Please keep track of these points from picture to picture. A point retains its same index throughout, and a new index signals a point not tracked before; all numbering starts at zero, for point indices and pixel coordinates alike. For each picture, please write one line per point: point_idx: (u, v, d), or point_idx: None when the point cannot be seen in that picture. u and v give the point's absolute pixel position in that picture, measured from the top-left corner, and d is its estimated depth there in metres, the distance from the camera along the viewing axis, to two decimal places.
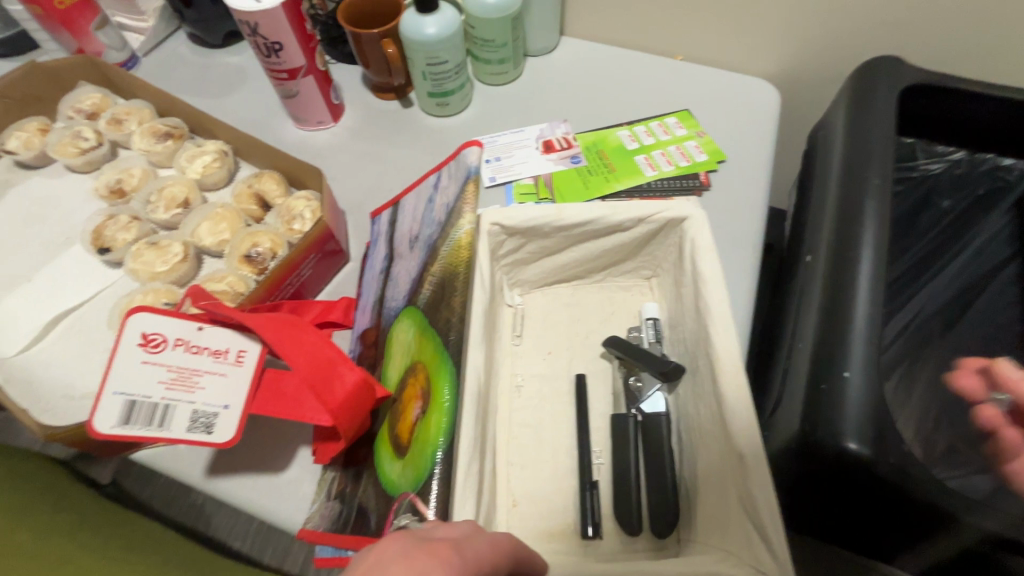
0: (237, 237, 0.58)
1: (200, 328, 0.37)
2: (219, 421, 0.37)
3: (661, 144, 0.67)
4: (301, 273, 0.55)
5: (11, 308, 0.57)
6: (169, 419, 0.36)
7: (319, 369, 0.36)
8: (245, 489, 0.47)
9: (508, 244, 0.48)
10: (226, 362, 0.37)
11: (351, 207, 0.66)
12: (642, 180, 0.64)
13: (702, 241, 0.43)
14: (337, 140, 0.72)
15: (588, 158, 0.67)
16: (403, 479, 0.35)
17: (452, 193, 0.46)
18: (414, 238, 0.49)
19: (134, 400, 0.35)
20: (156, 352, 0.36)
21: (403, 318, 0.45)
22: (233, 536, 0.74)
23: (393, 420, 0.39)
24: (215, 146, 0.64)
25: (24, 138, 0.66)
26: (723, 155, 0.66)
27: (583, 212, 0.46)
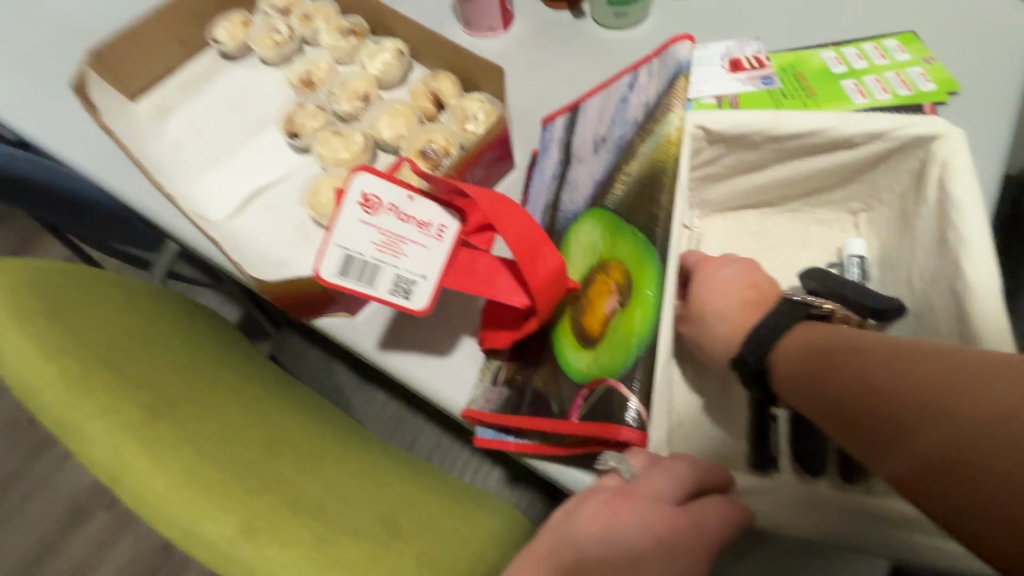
0: (413, 134, 0.60)
1: (411, 197, 0.38)
2: (417, 289, 0.39)
3: (877, 69, 0.58)
4: (474, 171, 0.55)
5: (218, 181, 0.63)
6: (376, 278, 0.38)
7: (527, 248, 0.35)
8: (413, 366, 0.49)
9: (706, 153, 0.44)
10: (429, 234, 0.38)
11: (517, 116, 0.65)
12: (849, 108, 0.56)
13: (960, 163, 0.36)
14: (505, 48, 0.71)
15: (783, 80, 0.59)
16: (597, 369, 0.34)
17: (654, 91, 0.43)
18: (601, 141, 0.47)
19: (350, 256, 0.37)
20: (373, 214, 0.37)
21: (587, 219, 0.43)
22: (369, 419, 0.81)
23: (579, 315, 0.38)
24: (395, 44, 0.65)
25: (229, 29, 0.71)
26: (956, 85, 0.56)
27: (804, 123, 0.40)
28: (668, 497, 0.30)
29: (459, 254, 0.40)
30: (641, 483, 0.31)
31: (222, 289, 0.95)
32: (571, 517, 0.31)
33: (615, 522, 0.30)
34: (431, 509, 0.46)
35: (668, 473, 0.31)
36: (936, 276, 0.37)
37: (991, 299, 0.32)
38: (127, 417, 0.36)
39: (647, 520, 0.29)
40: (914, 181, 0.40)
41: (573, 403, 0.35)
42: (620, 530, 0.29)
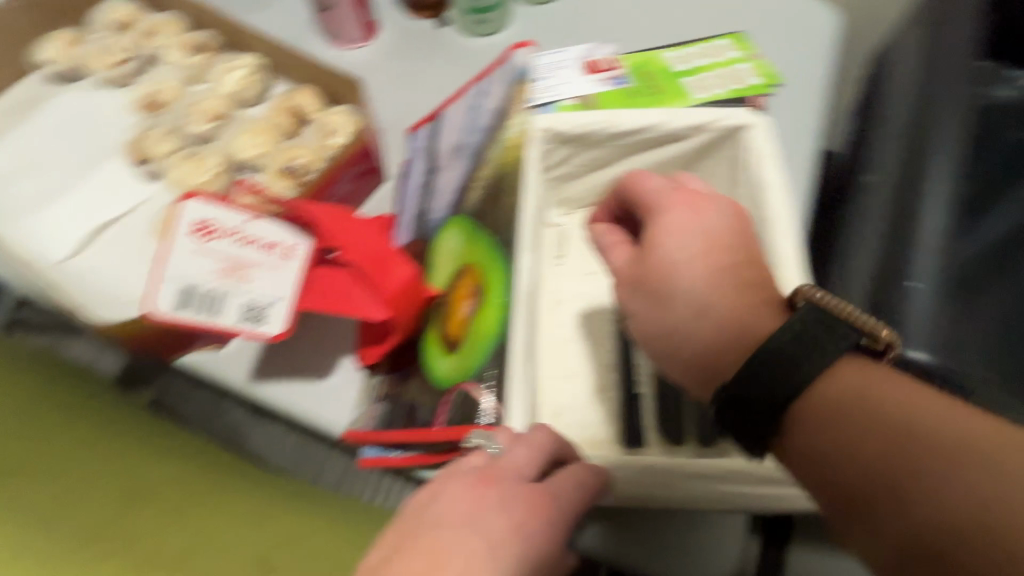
0: (275, 152, 0.57)
1: (250, 219, 0.37)
2: (271, 313, 0.37)
3: (712, 66, 0.63)
4: (339, 188, 0.55)
5: (56, 218, 0.57)
6: (222, 307, 0.36)
7: (373, 259, 0.36)
8: (291, 392, 0.48)
9: (557, 154, 0.46)
10: (276, 255, 0.37)
11: (387, 127, 0.64)
12: (690, 103, 0.61)
13: (764, 149, 0.41)
14: (371, 59, 0.70)
15: (634, 79, 0.63)
16: (456, 371, 0.36)
17: (499, 97, 0.44)
18: (458, 148, 0.47)
19: (188, 287, 0.35)
20: (209, 240, 0.36)
21: (450, 228, 0.43)
22: (271, 452, 0.77)
23: (440, 322, 0.40)
24: (250, 60, 0.62)
25: (56, 50, 0.64)
26: (777, 78, 0.62)
27: (636, 120, 0.43)
28: (528, 471, 0.32)
29: (315, 274, 0.39)
30: (506, 461, 0.31)
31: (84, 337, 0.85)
32: (436, 500, 0.30)
33: (482, 500, 0.30)
34: None
35: (531, 446, 0.32)
36: None
37: (791, 269, 0.37)
38: None
39: (513, 496, 0.30)
40: (735, 167, 0.45)
41: (439, 411, 0.36)
42: (485, 515, 0.29)
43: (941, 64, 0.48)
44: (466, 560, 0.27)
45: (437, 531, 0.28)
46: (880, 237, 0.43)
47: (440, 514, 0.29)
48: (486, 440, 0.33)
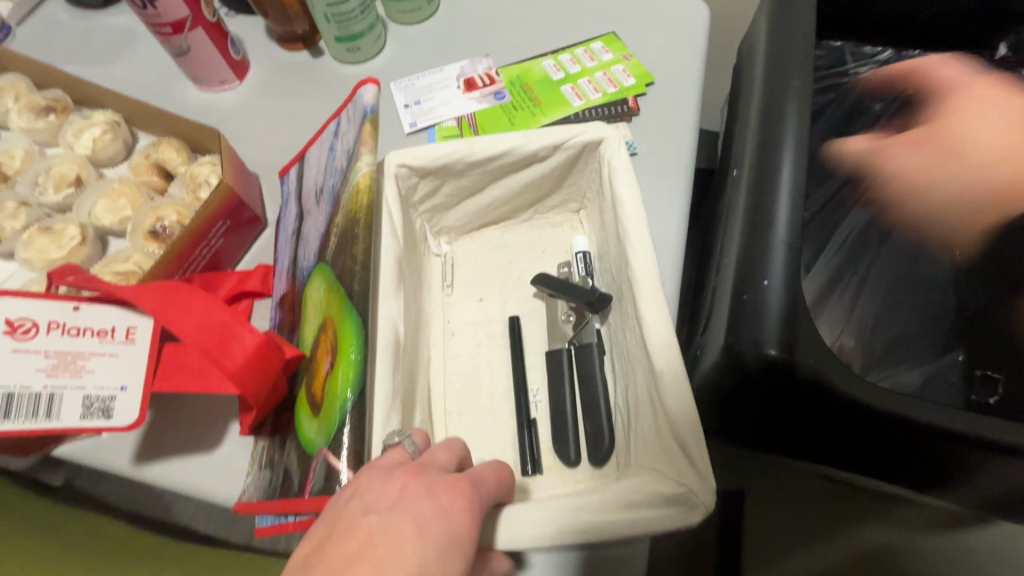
0: (140, 213, 0.54)
1: (77, 307, 0.34)
2: (118, 404, 0.34)
3: (587, 71, 0.64)
4: (212, 241, 0.52)
5: None
6: (57, 407, 0.33)
7: (213, 333, 0.33)
8: (180, 471, 0.45)
9: (422, 187, 0.45)
10: (114, 341, 0.35)
11: (266, 170, 0.62)
12: (569, 111, 0.61)
13: (617, 161, 0.41)
14: (245, 100, 0.67)
15: (512, 93, 0.63)
16: (318, 438, 0.33)
17: (351, 137, 0.43)
18: (320, 191, 0.46)
19: (11, 394, 0.32)
20: (27, 339, 0.33)
21: (315, 276, 0.42)
22: (198, 521, 0.73)
23: (309, 381, 0.37)
24: (103, 117, 0.58)
25: None
26: (651, 76, 0.63)
27: (494, 145, 0.43)
28: (448, 462, 0.30)
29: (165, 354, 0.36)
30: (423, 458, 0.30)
31: None
32: (361, 493, 0.26)
33: (407, 482, 0.27)
34: None
35: (448, 446, 0.31)
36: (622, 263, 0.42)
37: (651, 281, 0.37)
38: None
39: (441, 475, 0.28)
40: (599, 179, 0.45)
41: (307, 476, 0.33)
42: (416, 498, 0.26)
43: (784, 50, 0.49)
44: (401, 537, 0.24)
45: (363, 519, 0.24)
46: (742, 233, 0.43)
47: (366, 505, 0.25)
48: (404, 437, 0.32)
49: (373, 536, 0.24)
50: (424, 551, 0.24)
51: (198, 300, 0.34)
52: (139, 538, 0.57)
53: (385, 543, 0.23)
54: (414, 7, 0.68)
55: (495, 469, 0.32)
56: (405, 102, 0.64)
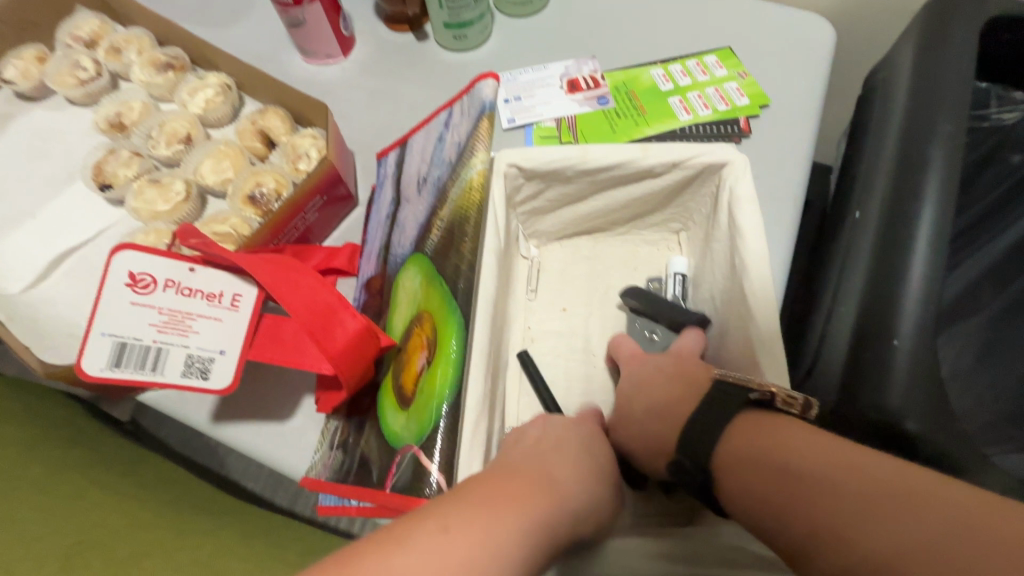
0: (241, 177, 0.55)
1: (193, 269, 0.35)
2: (216, 367, 0.35)
3: (698, 85, 0.61)
4: (307, 216, 0.53)
5: (17, 245, 0.55)
6: (162, 363, 0.34)
7: (321, 313, 0.33)
8: (255, 436, 0.46)
9: (526, 189, 0.44)
10: (221, 306, 0.35)
11: (361, 148, 0.62)
12: (675, 125, 0.58)
13: (742, 189, 0.39)
14: (347, 76, 0.68)
15: (617, 99, 0.61)
16: (406, 435, 0.33)
17: (464, 131, 0.42)
18: (423, 180, 0.45)
19: (125, 342, 0.33)
20: (147, 293, 0.34)
21: (410, 266, 0.41)
22: (247, 476, 0.76)
23: (397, 372, 0.37)
24: (218, 79, 0.60)
25: (21, 67, 0.63)
26: (766, 98, 0.60)
27: (609, 155, 0.41)
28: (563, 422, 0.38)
29: (262, 323, 0.37)
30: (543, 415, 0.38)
31: None
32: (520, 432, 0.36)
33: (542, 426, 0.36)
34: None
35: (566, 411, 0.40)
36: (731, 297, 0.39)
37: (770, 324, 0.35)
38: None
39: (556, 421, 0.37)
40: (714, 205, 0.42)
41: (389, 470, 0.33)
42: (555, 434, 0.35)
43: (930, 84, 0.45)
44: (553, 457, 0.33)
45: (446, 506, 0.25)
46: (864, 283, 0.40)
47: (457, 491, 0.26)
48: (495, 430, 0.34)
49: (536, 451, 0.33)
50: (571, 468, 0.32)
51: (310, 281, 0.34)
52: (198, 488, 0.59)
53: (545, 460, 0.32)
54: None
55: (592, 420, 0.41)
56: (505, 97, 0.63)
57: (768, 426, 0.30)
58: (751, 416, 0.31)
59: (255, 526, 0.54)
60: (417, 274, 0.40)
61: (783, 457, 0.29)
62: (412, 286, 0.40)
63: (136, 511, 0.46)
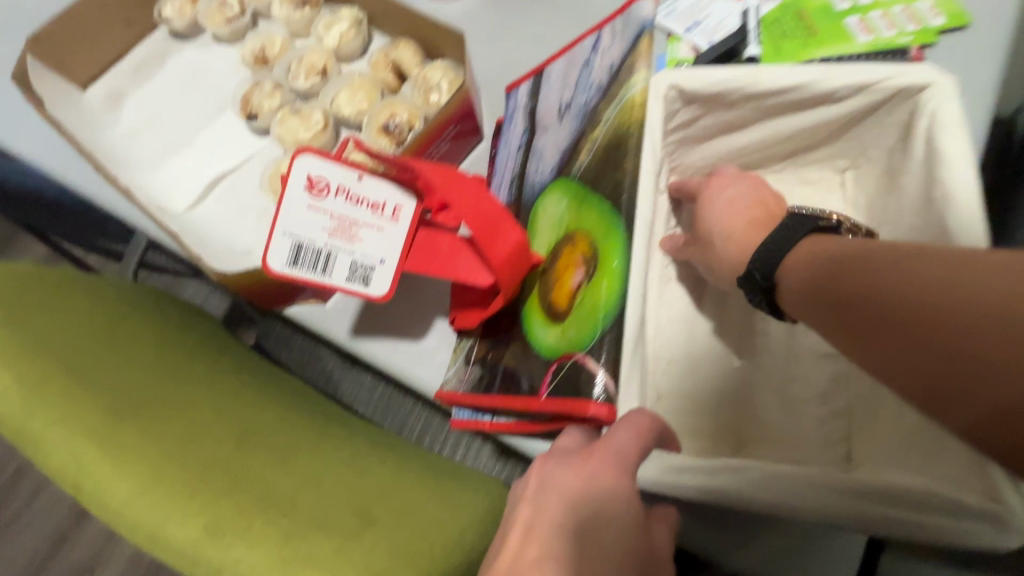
0: (375, 108, 0.57)
1: (360, 177, 0.36)
2: (375, 274, 0.37)
3: (883, 3, 0.54)
4: (439, 146, 0.54)
5: (178, 169, 0.61)
6: (331, 266, 0.36)
7: (484, 221, 0.36)
8: (395, 354, 0.48)
9: (682, 115, 0.42)
10: (383, 217, 0.36)
11: (484, 82, 0.62)
12: (851, 47, 0.53)
13: (947, 114, 0.36)
14: (471, 10, 0.67)
15: (782, 17, 0.56)
16: (565, 343, 0.36)
17: (618, 55, 0.42)
18: (564, 106, 0.43)
19: (302, 244, 0.36)
20: (320, 198, 0.35)
21: (551, 192, 0.42)
22: (358, 402, 0.78)
23: (545, 290, 0.39)
24: (351, 13, 0.61)
25: (177, 6, 0.67)
26: (967, 20, 0.52)
27: (786, 78, 0.40)
28: (633, 454, 0.31)
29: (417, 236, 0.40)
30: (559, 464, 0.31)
31: (202, 282, 0.90)
32: (544, 477, 0.31)
33: (566, 481, 0.30)
34: (416, 496, 0.46)
35: (627, 428, 0.32)
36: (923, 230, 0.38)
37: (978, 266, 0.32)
38: (88, 421, 0.36)
39: (567, 460, 0.31)
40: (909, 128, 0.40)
41: (545, 379, 0.36)
42: (573, 513, 0.29)
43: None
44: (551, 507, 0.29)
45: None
46: None
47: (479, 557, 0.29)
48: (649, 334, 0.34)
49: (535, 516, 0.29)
50: (582, 500, 0.29)
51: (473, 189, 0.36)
52: (327, 405, 0.64)
53: (554, 498, 0.29)
54: None
55: (633, 431, 0.32)
56: (683, 27, 0.58)
57: (823, 242, 0.32)
58: (815, 238, 0.33)
59: (379, 442, 0.58)
60: (563, 201, 0.41)
61: (849, 278, 0.29)
62: (556, 213, 0.41)
63: (281, 417, 0.51)
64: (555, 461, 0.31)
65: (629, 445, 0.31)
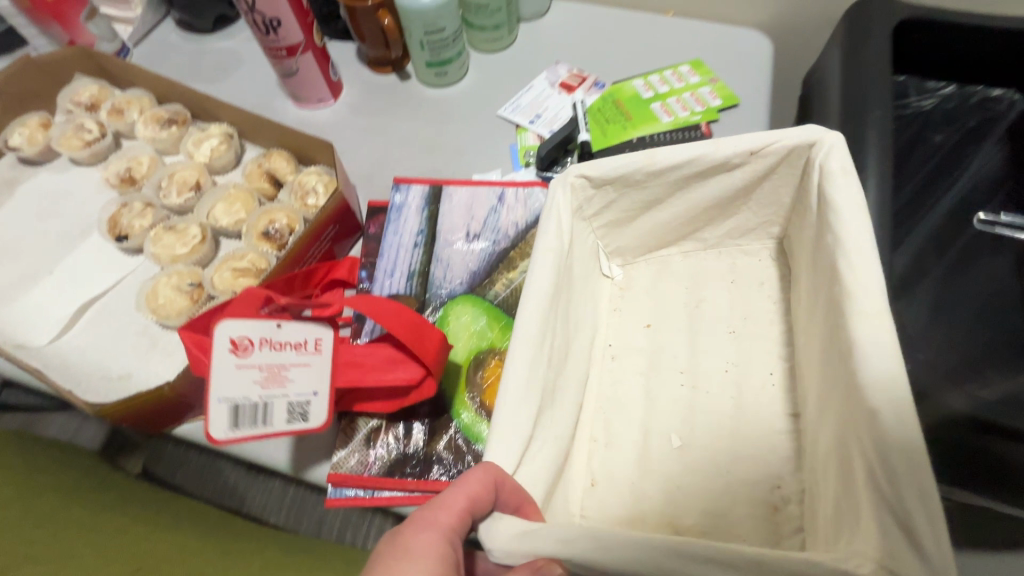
0: (253, 216, 0.59)
1: (279, 325, 0.40)
2: (312, 407, 0.41)
3: (676, 92, 0.69)
4: (322, 244, 0.57)
5: (39, 300, 0.58)
6: (270, 415, 0.40)
7: (411, 331, 0.42)
8: (302, 456, 0.49)
9: (596, 199, 0.50)
10: (307, 352, 0.41)
11: (360, 180, 0.67)
12: (659, 126, 0.66)
13: (833, 164, 0.43)
14: (339, 117, 0.73)
15: (604, 107, 0.69)
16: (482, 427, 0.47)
17: (520, 217, 0.58)
18: (473, 234, 0.57)
19: (237, 404, 0.39)
20: (246, 355, 0.39)
21: (463, 305, 0.53)
22: (268, 511, 0.75)
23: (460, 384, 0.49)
24: (221, 129, 0.64)
25: (27, 134, 0.66)
26: (735, 100, 0.68)
27: (674, 156, 0.47)
28: (468, 507, 0.33)
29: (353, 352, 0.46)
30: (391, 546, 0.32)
31: (71, 412, 0.82)
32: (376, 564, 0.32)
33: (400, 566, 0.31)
34: None
35: (463, 484, 0.34)
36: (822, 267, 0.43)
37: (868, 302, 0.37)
38: None
39: (396, 535, 0.33)
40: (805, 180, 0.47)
41: (448, 463, 0.46)
42: None
43: (867, 49, 0.55)
44: None
45: None
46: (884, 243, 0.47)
47: None
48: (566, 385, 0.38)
49: None
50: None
51: (389, 306, 0.42)
52: (232, 522, 0.61)
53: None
54: (496, 38, 0.75)
55: (463, 487, 0.34)
56: (527, 119, 0.69)
57: None
58: None
59: (293, 550, 0.56)
60: (477, 314, 0.52)
61: None
62: (470, 320, 0.52)
63: (179, 546, 0.48)
64: (391, 538, 0.33)
65: (465, 502, 0.33)
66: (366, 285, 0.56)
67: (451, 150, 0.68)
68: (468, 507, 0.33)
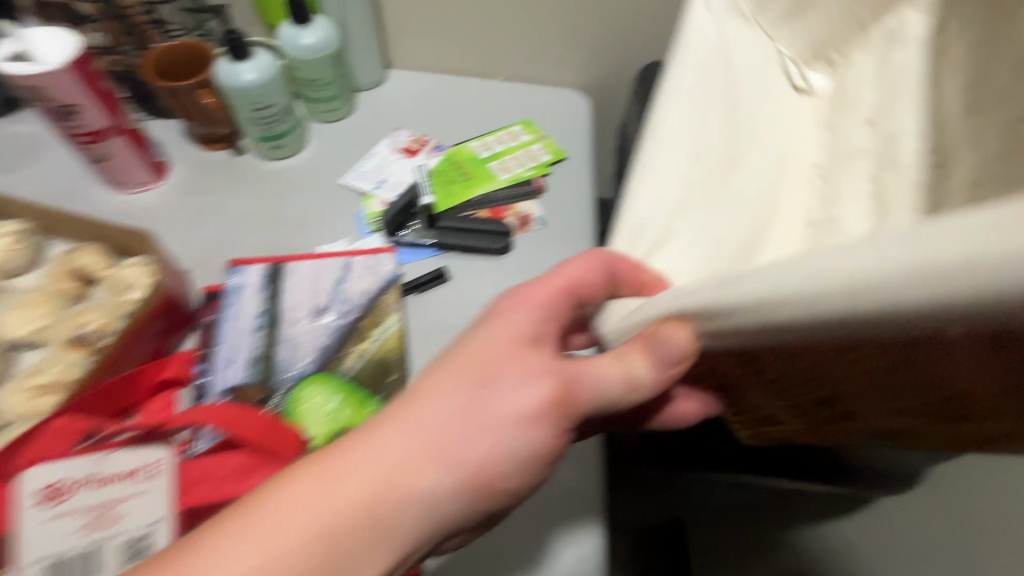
0: (59, 322, 0.52)
1: (99, 458, 0.37)
2: (149, 541, 0.36)
3: (510, 150, 0.75)
4: (148, 343, 0.52)
5: None
6: (99, 560, 0.36)
7: (261, 436, 0.40)
8: None
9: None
10: (136, 482, 0.37)
11: (193, 264, 0.63)
12: (497, 183, 0.71)
13: None
14: (165, 198, 0.68)
15: (447, 169, 0.72)
16: None
17: (370, 285, 0.58)
18: (321, 309, 0.56)
19: (57, 558, 0.35)
20: (62, 501, 0.35)
21: (316, 386, 0.50)
22: None
23: None
24: (9, 228, 0.56)
25: None
26: (563, 154, 0.75)
27: None
28: (590, 275, 0.40)
29: (194, 472, 0.40)
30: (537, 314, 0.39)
31: None
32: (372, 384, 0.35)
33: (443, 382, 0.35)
34: None
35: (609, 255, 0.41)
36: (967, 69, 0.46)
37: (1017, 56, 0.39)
38: None
39: (515, 309, 0.39)
40: None
41: None
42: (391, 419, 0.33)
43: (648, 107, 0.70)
44: (370, 429, 0.32)
45: None
46: None
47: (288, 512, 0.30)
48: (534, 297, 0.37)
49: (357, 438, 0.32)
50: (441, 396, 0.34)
51: (234, 412, 0.39)
52: None
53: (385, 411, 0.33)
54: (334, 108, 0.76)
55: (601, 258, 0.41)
56: (372, 185, 0.70)
57: None
58: None
59: None
60: (331, 393, 0.50)
61: None
62: (323, 401, 0.49)
63: None
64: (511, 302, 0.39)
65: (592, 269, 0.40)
66: (203, 380, 0.52)
67: (294, 224, 0.67)
68: (584, 276, 0.40)
